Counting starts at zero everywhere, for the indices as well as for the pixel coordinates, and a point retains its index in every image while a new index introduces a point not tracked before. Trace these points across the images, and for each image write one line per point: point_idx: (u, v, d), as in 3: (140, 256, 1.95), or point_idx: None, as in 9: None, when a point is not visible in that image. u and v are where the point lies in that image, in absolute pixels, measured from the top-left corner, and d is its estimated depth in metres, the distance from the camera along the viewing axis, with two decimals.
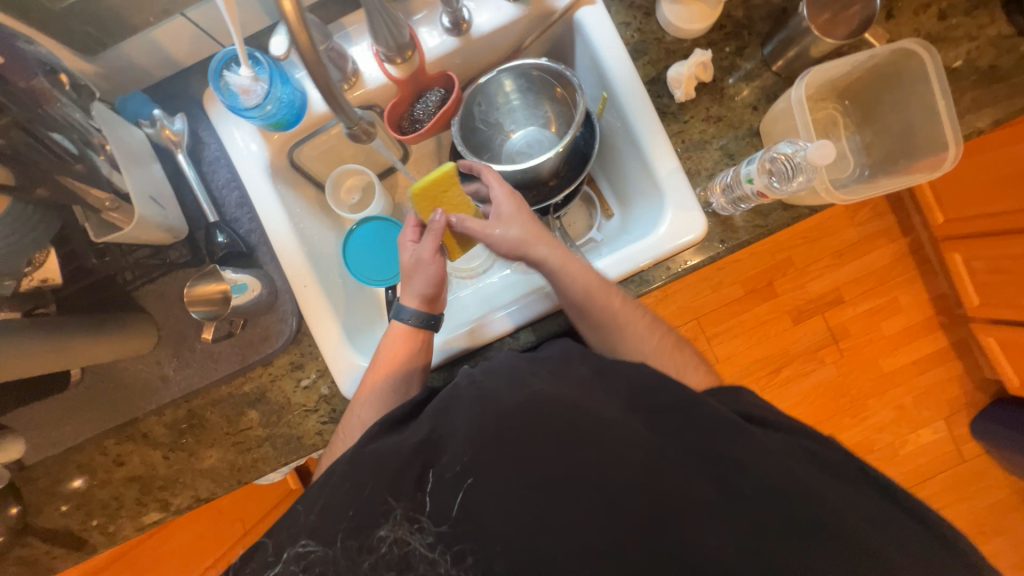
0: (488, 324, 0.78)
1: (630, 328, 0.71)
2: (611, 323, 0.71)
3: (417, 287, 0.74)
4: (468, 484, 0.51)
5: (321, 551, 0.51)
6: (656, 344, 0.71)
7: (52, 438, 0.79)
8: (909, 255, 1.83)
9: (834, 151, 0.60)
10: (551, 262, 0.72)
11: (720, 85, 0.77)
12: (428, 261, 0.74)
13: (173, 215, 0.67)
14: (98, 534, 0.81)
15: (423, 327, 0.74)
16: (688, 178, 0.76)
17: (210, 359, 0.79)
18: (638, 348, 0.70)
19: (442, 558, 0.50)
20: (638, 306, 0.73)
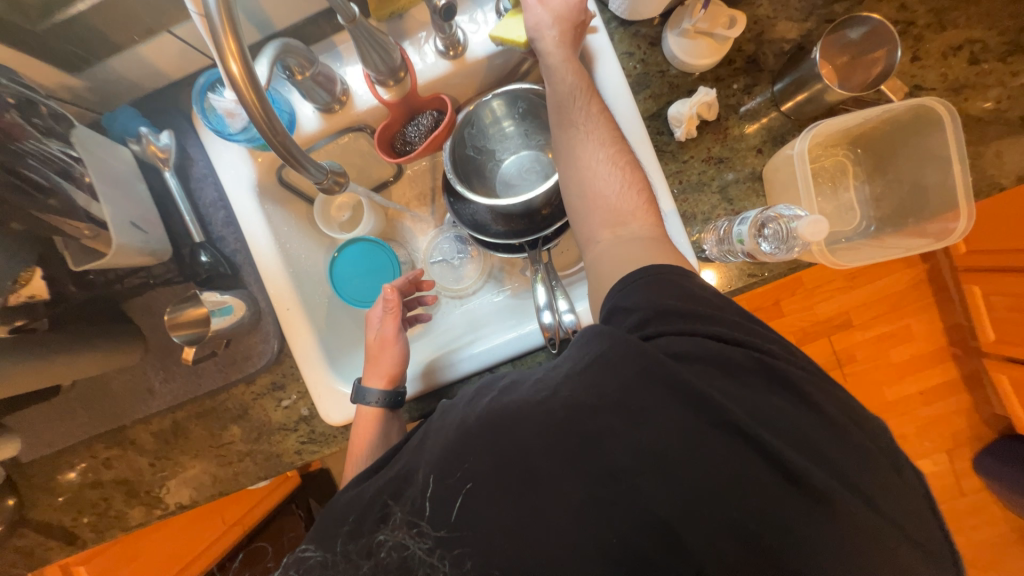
0: (459, 361, 0.80)
1: (598, 157, 0.63)
2: (578, 127, 0.64)
3: (384, 366, 0.77)
4: (467, 489, 0.46)
5: (320, 558, 0.51)
6: (624, 189, 0.62)
7: (45, 440, 0.82)
8: (926, 283, 1.76)
9: (826, 230, 0.56)
10: (547, 58, 0.66)
11: (724, 124, 0.73)
12: (391, 342, 0.78)
13: (155, 239, 0.67)
14: (89, 531, 0.85)
15: (389, 407, 0.75)
16: (683, 221, 0.73)
17: (194, 374, 0.80)
18: (601, 183, 0.62)
19: (442, 564, 0.46)
20: (618, 145, 0.63)
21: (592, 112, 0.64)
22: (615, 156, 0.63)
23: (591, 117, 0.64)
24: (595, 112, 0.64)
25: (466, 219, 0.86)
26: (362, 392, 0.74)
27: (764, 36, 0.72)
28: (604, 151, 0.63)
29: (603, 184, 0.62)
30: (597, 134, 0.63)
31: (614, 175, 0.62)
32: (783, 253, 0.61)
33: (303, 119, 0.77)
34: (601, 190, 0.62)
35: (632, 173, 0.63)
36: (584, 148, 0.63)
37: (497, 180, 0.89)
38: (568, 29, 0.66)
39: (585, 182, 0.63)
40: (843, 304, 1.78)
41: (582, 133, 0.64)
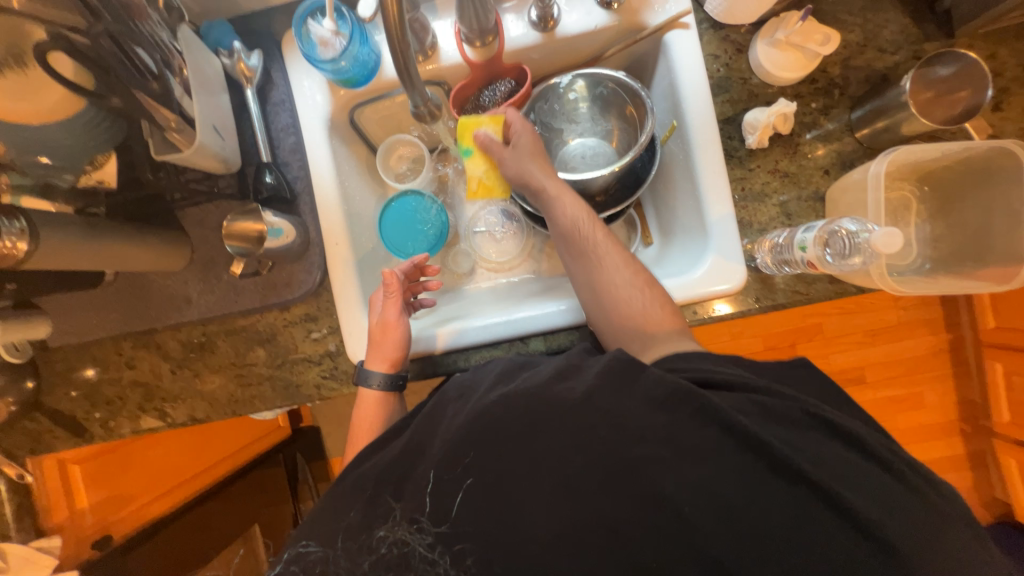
0: (469, 331, 0.79)
1: (608, 261, 0.71)
2: (591, 255, 0.72)
3: (386, 349, 0.75)
4: (468, 484, 0.51)
5: (320, 553, 0.54)
6: (631, 281, 0.70)
7: (76, 329, 0.84)
8: (946, 353, 1.75)
9: (901, 243, 0.57)
10: (547, 192, 0.74)
11: (796, 140, 0.74)
12: (393, 325, 0.75)
13: (230, 148, 0.70)
14: (98, 426, 0.86)
15: (391, 389, 0.75)
16: (739, 227, 0.74)
17: (232, 292, 0.81)
18: (615, 290, 0.69)
19: (441, 559, 0.50)
20: (620, 244, 0.73)
21: (599, 234, 0.73)
22: (632, 273, 0.70)
23: (601, 241, 0.72)
24: (599, 230, 0.73)
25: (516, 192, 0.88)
26: (364, 375, 0.74)
27: (850, 62, 0.73)
28: (625, 274, 0.70)
29: (630, 307, 0.68)
30: (611, 259, 0.71)
31: (638, 295, 0.69)
32: (851, 263, 0.61)
33: (387, 64, 0.79)
34: (620, 294, 0.69)
35: (651, 287, 0.70)
36: (600, 272, 0.71)
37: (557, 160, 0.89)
38: (544, 161, 0.76)
39: (613, 308, 0.69)
40: (858, 358, 1.76)
41: (598, 260, 0.72)
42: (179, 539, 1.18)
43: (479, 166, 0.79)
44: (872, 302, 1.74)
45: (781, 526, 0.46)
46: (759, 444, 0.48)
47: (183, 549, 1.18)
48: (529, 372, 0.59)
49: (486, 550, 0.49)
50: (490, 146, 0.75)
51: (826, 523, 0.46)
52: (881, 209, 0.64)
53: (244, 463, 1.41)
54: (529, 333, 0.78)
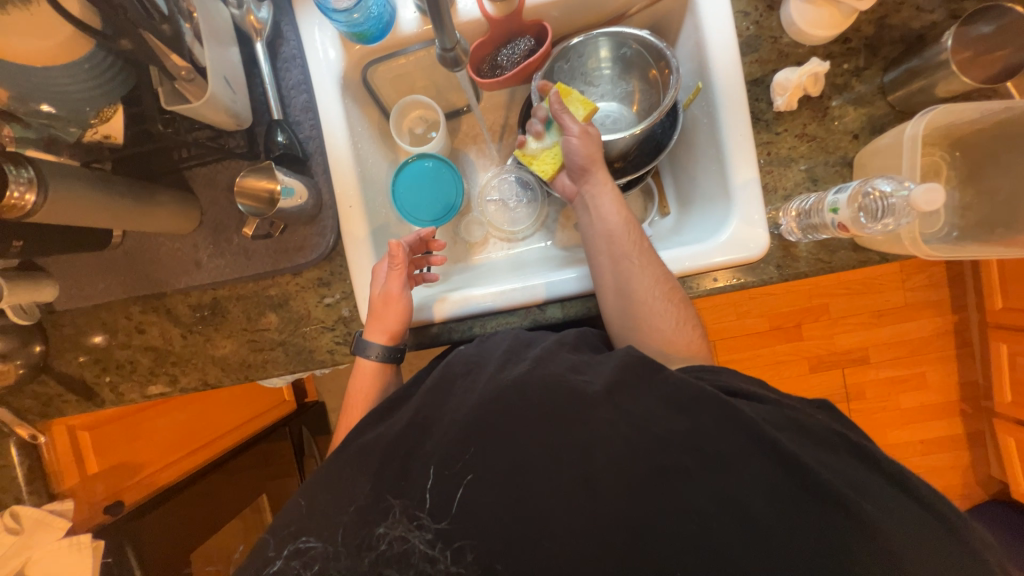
0: (477, 298, 0.77)
1: (644, 269, 0.70)
2: (632, 259, 0.70)
3: (387, 321, 0.74)
4: (468, 479, 0.53)
5: (321, 549, 0.53)
6: (662, 292, 0.69)
7: (84, 292, 0.82)
8: (951, 334, 1.75)
9: (942, 198, 0.55)
10: (601, 188, 0.74)
11: (826, 103, 0.72)
12: (396, 298, 0.74)
13: (240, 103, 0.68)
14: (109, 391, 0.85)
15: (389, 361, 0.74)
16: (763, 193, 0.72)
17: (243, 255, 0.80)
18: (646, 294, 0.68)
19: (442, 556, 0.52)
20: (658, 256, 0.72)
21: (642, 246, 0.72)
22: (666, 297, 0.69)
23: (643, 255, 0.71)
24: (645, 243, 0.72)
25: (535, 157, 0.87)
26: (363, 344, 0.73)
27: (886, 20, 0.71)
28: (659, 295, 0.69)
29: (652, 329, 0.68)
30: (649, 274, 0.70)
31: (664, 322, 0.68)
32: (882, 225, 0.60)
33: (402, 20, 0.76)
34: (647, 299, 0.69)
35: (677, 320, 0.69)
36: (636, 275, 0.69)
37: None
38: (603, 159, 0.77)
39: (636, 320, 0.69)
40: (863, 338, 1.76)
41: (637, 267, 0.70)
42: (184, 510, 1.16)
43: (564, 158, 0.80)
44: (880, 283, 1.74)
45: (760, 505, 0.49)
46: (746, 417, 0.52)
47: (190, 516, 1.17)
48: (534, 351, 0.62)
49: (502, 510, 0.52)
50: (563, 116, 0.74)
51: (818, 494, 0.49)
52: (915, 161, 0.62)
53: (255, 433, 1.43)
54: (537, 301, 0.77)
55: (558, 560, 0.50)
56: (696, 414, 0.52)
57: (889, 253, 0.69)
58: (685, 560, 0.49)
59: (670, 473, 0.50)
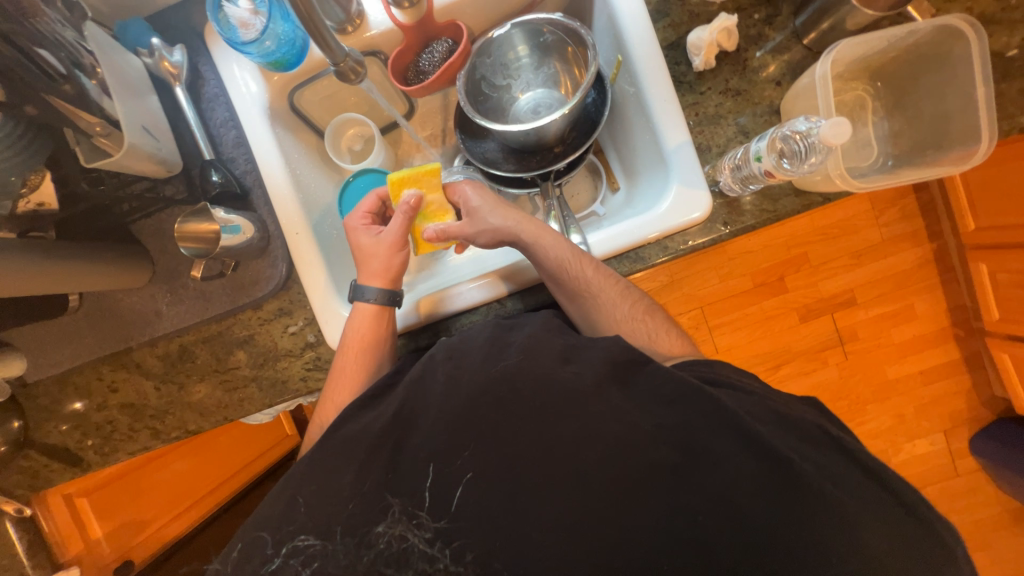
0: (455, 295, 0.77)
1: (603, 296, 0.71)
2: (587, 294, 0.71)
3: (381, 266, 0.76)
4: (468, 477, 0.52)
5: (320, 547, 0.52)
6: (628, 310, 0.72)
7: (50, 359, 0.82)
8: (932, 263, 1.76)
9: (849, 130, 0.55)
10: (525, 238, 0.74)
11: (744, 55, 0.73)
12: (397, 245, 0.76)
13: (166, 149, 0.68)
14: (93, 454, 0.86)
15: (388, 303, 0.75)
16: (697, 153, 0.73)
17: (201, 299, 0.80)
18: (612, 316, 0.71)
19: (441, 554, 0.51)
20: (612, 274, 0.73)
21: (593, 274, 0.71)
22: (631, 301, 0.73)
23: (598, 284, 0.70)
24: (595, 268, 0.71)
25: (479, 154, 0.88)
26: (359, 289, 0.74)
27: None
28: (624, 305, 0.72)
29: (634, 337, 0.71)
30: (610, 293, 0.71)
31: (641, 326, 0.72)
32: (809, 165, 0.61)
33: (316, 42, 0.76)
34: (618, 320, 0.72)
35: (651, 313, 0.74)
36: (597, 306, 0.71)
37: (510, 117, 0.88)
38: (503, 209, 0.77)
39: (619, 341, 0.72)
40: (847, 281, 1.77)
41: (593, 298, 0.71)
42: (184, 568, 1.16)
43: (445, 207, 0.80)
44: (854, 223, 1.74)
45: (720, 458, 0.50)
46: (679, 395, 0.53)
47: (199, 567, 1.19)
48: (517, 336, 0.62)
49: (483, 501, 0.51)
50: (450, 232, 0.77)
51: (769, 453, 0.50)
52: (830, 100, 0.62)
53: (262, 471, 1.38)
54: (502, 297, 0.78)
55: (539, 552, 0.50)
56: (648, 391, 0.55)
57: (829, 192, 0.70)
58: (658, 527, 0.50)
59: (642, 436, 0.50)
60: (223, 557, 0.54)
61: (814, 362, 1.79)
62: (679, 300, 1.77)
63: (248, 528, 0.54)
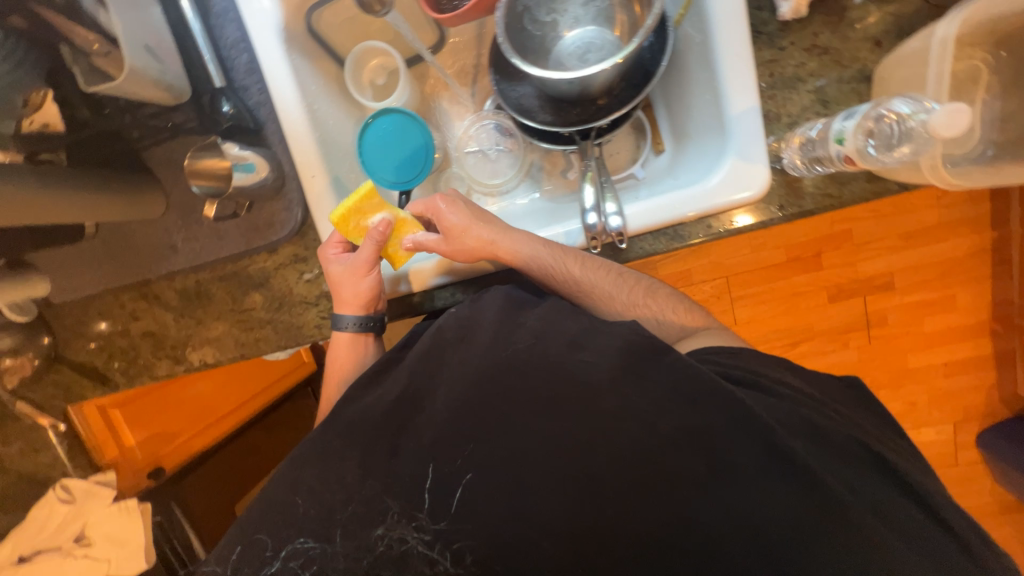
0: (424, 270, 0.75)
1: (599, 292, 0.68)
2: (581, 294, 0.68)
3: (353, 295, 0.72)
4: (468, 479, 0.51)
5: (319, 550, 0.51)
6: (629, 296, 0.69)
7: (73, 284, 0.83)
8: (987, 253, 1.62)
9: (965, 119, 0.46)
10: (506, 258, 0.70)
11: (843, 4, 0.61)
12: (363, 273, 0.70)
13: (172, 73, 0.61)
14: (119, 375, 0.89)
15: (366, 330, 0.74)
16: (764, 122, 0.64)
17: (216, 236, 0.78)
18: (612, 308, 0.68)
19: (442, 557, 0.50)
20: (605, 267, 0.69)
21: (582, 272, 0.68)
22: (628, 286, 0.69)
23: (590, 281, 0.68)
24: (582, 263, 0.68)
25: (512, 100, 0.79)
26: (336, 319, 0.73)
27: None
28: (624, 292, 0.69)
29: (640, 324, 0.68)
30: (606, 285, 0.68)
31: (646, 310, 0.69)
32: (896, 156, 0.52)
33: None
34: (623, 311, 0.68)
35: (654, 294, 0.71)
36: (596, 303, 0.69)
37: (551, 60, 0.76)
38: (478, 222, 0.72)
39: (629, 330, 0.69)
40: (888, 263, 1.66)
41: (588, 297, 0.69)
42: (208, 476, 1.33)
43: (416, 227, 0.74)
44: (911, 202, 1.59)
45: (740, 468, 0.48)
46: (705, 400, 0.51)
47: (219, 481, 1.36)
48: (532, 316, 0.60)
49: (488, 483, 0.51)
50: (426, 244, 0.72)
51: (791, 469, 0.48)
52: (946, 68, 0.52)
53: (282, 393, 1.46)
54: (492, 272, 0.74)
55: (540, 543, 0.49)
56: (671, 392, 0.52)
57: (909, 181, 0.61)
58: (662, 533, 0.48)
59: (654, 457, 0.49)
60: (222, 560, 0.53)
61: (834, 343, 1.74)
62: (704, 268, 1.70)
63: (244, 531, 0.54)
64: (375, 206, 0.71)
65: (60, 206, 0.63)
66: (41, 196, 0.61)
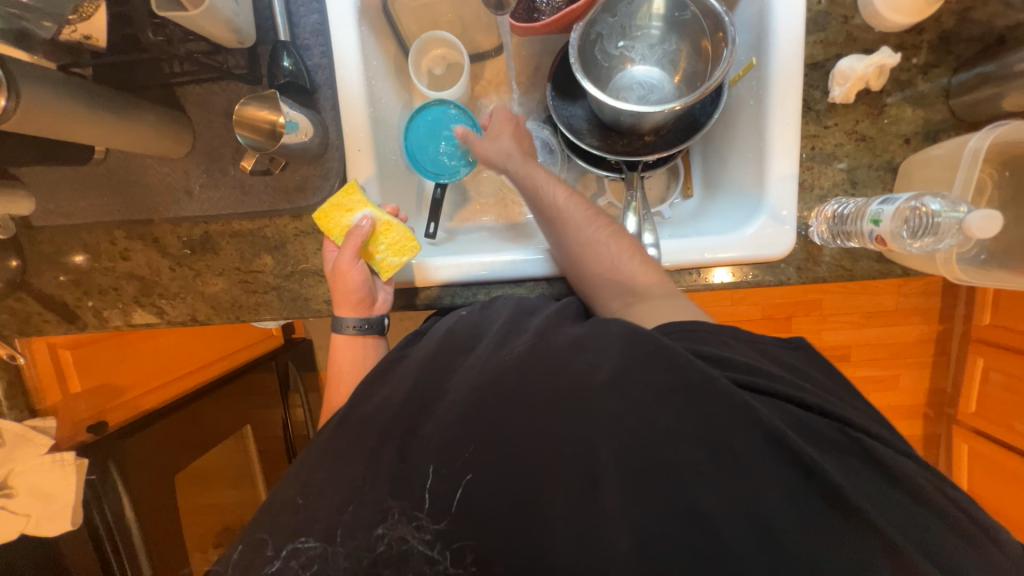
0: (430, 268, 0.73)
1: (570, 220, 0.68)
2: (557, 216, 0.69)
3: (344, 295, 0.69)
4: (468, 479, 0.48)
5: (320, 549, 0.48)
6: (598, 234, 0.67)
7: (63, 209, 0.76)
8: (932, 343, 1.78)
9: (997, 227, 0.54)
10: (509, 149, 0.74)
11: (883, 99, 0.67)
12: (345, 271, 0.68)
13: (243, 17, 0.62)
14: (91, 316, 0.82)
15: (368, 331, 0.71)
16: (798, 189, 0.69)
17: (239, 189, 0.74)
18: (582, 244, 0.67)
19: (442, 557, 0.46)
20: (582, 199, 0.70)
21: (564, 199, 0.70)
22: (598, 224, 0.68)
23: (565, 203, 0.69)
24: (566, 193, 0.70)
25: (562, 117, 0.80)
26: (336, 321, 0.70)
27: (969, 13, 0.65)
28: (592, 226, 0.67)
29: (608, 264, 0.65)
30: (578, 217, 0.68)
31: (612, 250, 0.66)
32: (920, 245, 0.58)
33: None
34: (600, 260, 0.66)
35: (617, 237, 0.67)
36: (571, 237, 0.67)
37: (610, 87, 0.79)
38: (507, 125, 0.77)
39: (602, 277, 0.65)
40: (850, 337, 1.78)
41: (565, 212, 0.68)
42: (156, 441, 1.12)
43: (405, 233, 0.70)
44: (878, 285, 1.73)
45: None
46: None
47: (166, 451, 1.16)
48: (534, 321, 0.60)
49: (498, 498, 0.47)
50: None
51: None
52: (970, 178, 0.60)
53: (242, 364, 1.43)
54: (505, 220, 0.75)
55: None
56: None
57: (912, 268, 0.67)
58: None
59: (682, 486, 0.45)
60: (223, 562, 0.50)
61: None
62: None
63: (249, 531, 0.51)
64: (353, 202, 0.69)
65: (94, 127, 0.59)
66: (82, 116, 0.57)
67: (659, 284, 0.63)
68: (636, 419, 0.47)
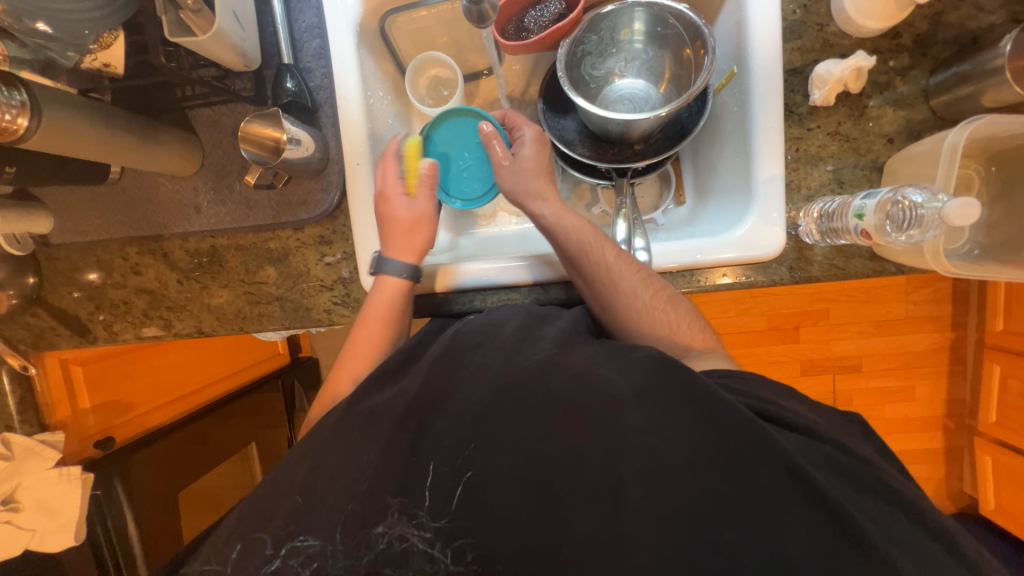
0: (451, 273, 0.76)
1: (624, 283, 0.64)
2: (607, 278, 0.65)
3: (413, 228, 0.72)
4: (468, 476, 0.48)
5: (319, 547, 0.47)
6: (651, 300, 0.64)
7: (79, 227, 0.80)
8: (946, 351, 1.73)
9: (977, 214, 0.55)
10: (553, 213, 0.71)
11: (864, 102, 0.69)
12: (420, 207, 0.73)
13: (249, 42, 0.67)
14: (102, 330, 0.84)
15: (415, 277, 0.72)
16: (786, 190, 0.70)
17: (244, 205, 0.78)
18: (637, 309, 0.63)
19: (442, 555, 0.46)
20: (636, 261, 0.66)
21: (615, 260, 0.65)
22: (653, 288, 0.64)
23: (616, 264, 0.64)
24: (617, 254, 0.66)
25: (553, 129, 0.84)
26: (389, 260, 0.70)
27: (941, 17, 0.67)
28: (646, 291, 0.64)
29: (661, 332, 0.63)
30: (631, 281, 0.64)
31: (664, 318, 0.63)
32: (906, 237, 0.59)
33: None
34: (653, 330, 0.63)
35: (672, 303, 0.64)
36: (626, 303, 0.64)
37: (598, 100, 0.83)
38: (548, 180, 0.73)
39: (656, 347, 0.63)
40: (859, 347, 1.74)
41: (618, 273, 0.64)
42: (159, 457, 1.14)
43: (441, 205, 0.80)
44: (884, 293, 1.70)
45: None
46: None
47: (170, 468, 1.17)
48: (539, 329, 0.61)
49: (493, 495, 0.47)
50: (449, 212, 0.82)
51: None
52: (951, 175, 0.60)
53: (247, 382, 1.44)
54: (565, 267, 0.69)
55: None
56: None
57: (905, 264, 0.68)
58: None
59: (676, 479, 0.44)
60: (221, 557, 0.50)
61: None
62: None
63: (246, 530, 0.51)
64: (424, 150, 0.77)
65: (112, 146, 0.63)
66: (99, 135, 0.61)
67: (712, 347, 0.63)
68: (624, 412, 0.48)
